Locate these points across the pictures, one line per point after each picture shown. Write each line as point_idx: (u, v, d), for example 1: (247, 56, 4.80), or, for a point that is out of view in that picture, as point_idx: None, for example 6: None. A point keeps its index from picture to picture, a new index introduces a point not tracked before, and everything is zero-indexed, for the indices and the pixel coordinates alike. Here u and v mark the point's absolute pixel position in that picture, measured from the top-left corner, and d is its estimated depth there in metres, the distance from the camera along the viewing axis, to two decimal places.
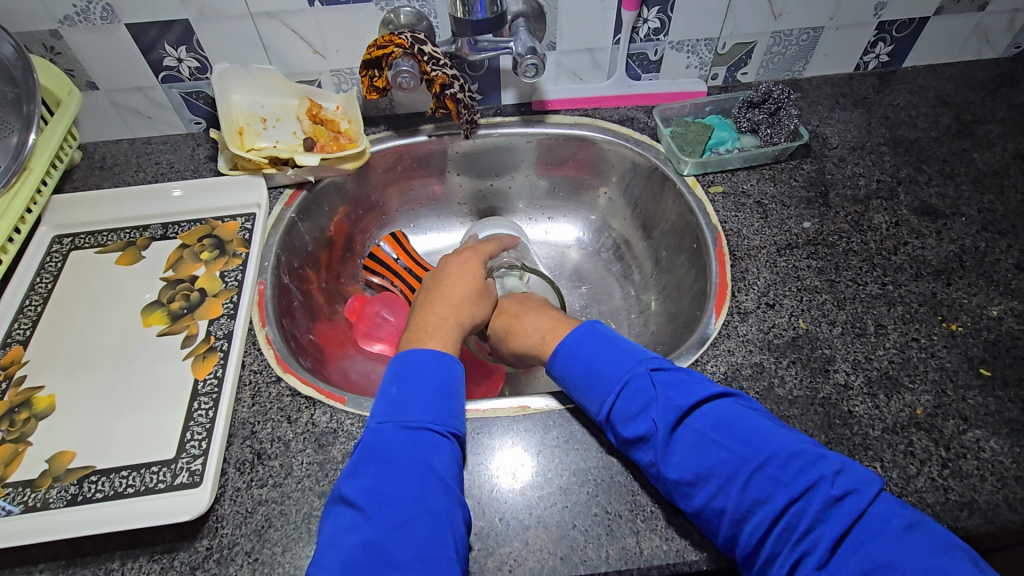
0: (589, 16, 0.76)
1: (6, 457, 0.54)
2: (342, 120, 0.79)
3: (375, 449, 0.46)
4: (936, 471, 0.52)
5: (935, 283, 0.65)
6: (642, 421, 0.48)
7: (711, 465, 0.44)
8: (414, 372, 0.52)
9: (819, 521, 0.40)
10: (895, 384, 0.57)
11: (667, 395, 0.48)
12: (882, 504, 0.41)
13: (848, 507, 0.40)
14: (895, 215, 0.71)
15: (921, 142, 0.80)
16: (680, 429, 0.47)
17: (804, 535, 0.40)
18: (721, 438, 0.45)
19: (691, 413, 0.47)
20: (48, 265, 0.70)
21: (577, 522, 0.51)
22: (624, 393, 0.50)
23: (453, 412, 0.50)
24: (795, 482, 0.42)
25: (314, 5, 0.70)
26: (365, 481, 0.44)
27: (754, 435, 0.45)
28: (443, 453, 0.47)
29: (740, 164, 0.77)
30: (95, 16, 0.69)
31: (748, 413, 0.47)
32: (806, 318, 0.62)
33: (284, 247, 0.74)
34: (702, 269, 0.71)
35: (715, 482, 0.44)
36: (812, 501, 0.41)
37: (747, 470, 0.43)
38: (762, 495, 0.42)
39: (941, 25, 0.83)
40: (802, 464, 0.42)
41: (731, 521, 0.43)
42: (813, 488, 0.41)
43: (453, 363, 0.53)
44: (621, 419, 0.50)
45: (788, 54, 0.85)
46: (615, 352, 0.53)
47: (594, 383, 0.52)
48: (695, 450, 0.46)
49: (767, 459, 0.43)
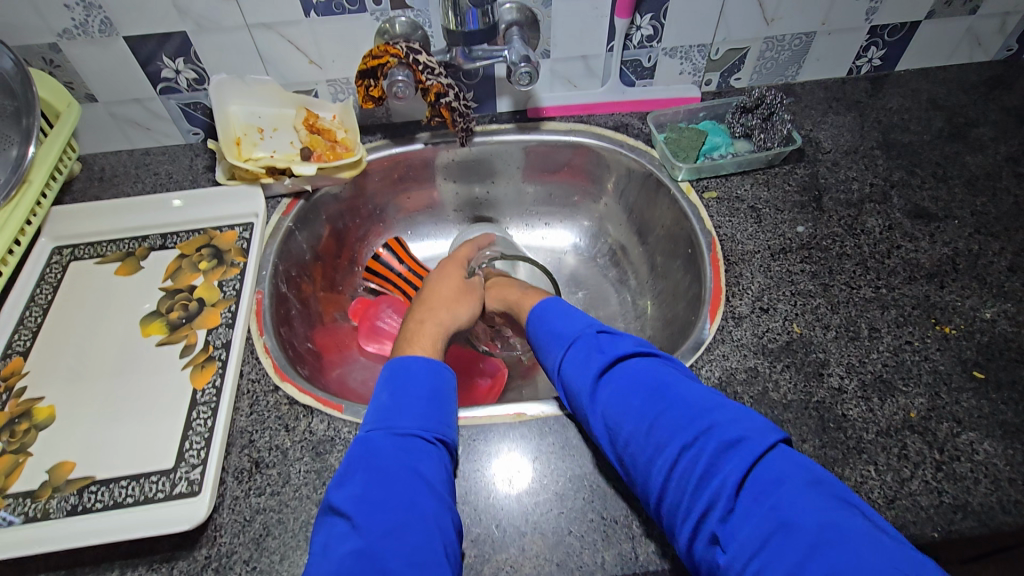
0: (582, 23, 0.76)
1: (6, 468, 0.55)
2: (338, 129, 0.80)
3: (365, 457, 0.46)
4: (930, 474, 0.52)
5: (928, 286, 0.65)
6: (579, 374, 0.53)
7: (627, 410, 0.49)
8: (404, 379, 0.53)
9: (712, 463, 0.42)
10: (889, 387, 0.57)
11: (605, 351, 0.54)
12: (778, 456, 0.41)
13: (739, 454, 0.42)
14: (888, 218, 0.72)
15: (914, 145, 0.80)
16: (608, 381, 0.52)
17: (698, 479, 0.42)
18: (639, 388, 0.49)
19: (616, 368, 0.52)
20: (48, 276, 0.71)
21: (572, 528, 0.51)
22: (570, 351, 0.56)
23: (443, 420, 0.51)
24: (695, 427, 0.45)
25: (310, 16, 0.71)
26: (354, 490, 0.44)
27: (670, 388, 0.48)
28: (432, 460, 0.47)
29: (734, 169, 0.77)
30: (94, 29, 0.69)
31: (670, 371, 0.50)
32: (800, 322, 0.63)
33: (281, 256, 0.74)
34: (697, 274, 0.71)
35: (629, 426, 0.48)
36: (705, 445, 0.43)
37: (656, 416, 0.47)
38: (664, 441, 0.45)
39: (933, 29, 0.83)
40: (699, 412, 0.46)
41: (643, 466, 0.46)
42: (709, 433, 0.44)
43: (441, 367, 0.55)
44: (564, 374, 0.55)
45: (781, 59, 0.85)
46: (568, 319, 0.59)
47: (549, 348, 0.58)
48: (617, 398, 0.50)
49: (674, 408, 0.47)
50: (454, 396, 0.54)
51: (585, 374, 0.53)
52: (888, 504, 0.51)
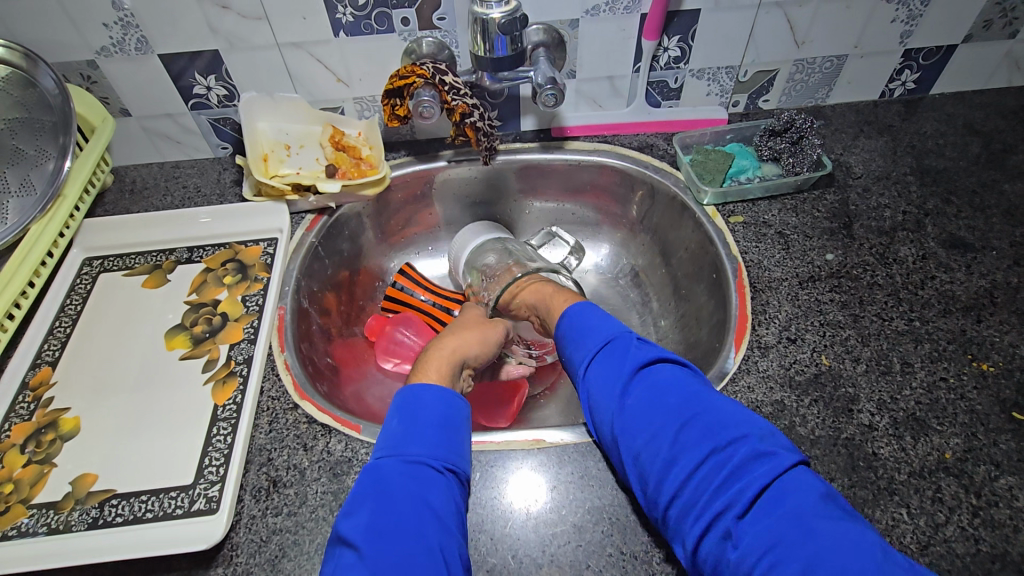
0: (609, 44, 0.76)
1: (31, 478, 0.56)
2: (364, 145, 0.80)
3: (375, 487, 0.46)
4: (966, 520, 0.50)
5: (964, 320, 0.63)
6: (611, 370, 0.52)
7: (656, 409, 0.48)
8: (415, 406, 0.52)
9: (739, 468, 0.42)
10: (923, 426, 0.55)
11: (640, 350, 0.53)
12: (806, 474, 0.41)
13: (769, 463, 0.42)
14: (922, 248, 0.70)
15: (949, 172, 0.78)
16: (638, 379, 0.51)
17: (722, 482, 0.42)
18: (671, 392, 0.49)
19: (647, 370, 0.51)
20: (78, 287, 0.72)
21: (590, 562, 0.50)
22: (604, 348, 0.55)
23: (454, 449, 0.50)
24: (726, 434, 0.44)
25: (339, 36, 0.72)
26: (362, 520, 0.44)
27: (701, 394, 0.48)
28: (442, 491, 0.47)
29: (761, 194, 0.76)
30: (130, 47, 0.71)
31: (702, 382, 0.50)
32: (829, 354, 0.61)
33: (304, 271, 0.75)
34: (721, 300, 0.70)
35: (656, 422, 0.47)
36: (735, 451, 0.43)
37: (687, 417, 0.46)
38: (692, 442, 0.45)
39: (970, 53, 0.81)
40: (733, 421, 0.45)
41: (662, 463, 0.45)
42: (740, 441, 0.43)
43: (454, 397, 0.54)
44: (591, 372, 0.54)
45: (811, 81, 0.84)
46: (605, 321, 0.58)
47: (580, 343, 0.57)
48: (648, 396, 0.49)
49: (709, 412, 0.46)
50: (467, 426, 0.54)
51: (617, 371, 0.52)
52: (921, 550, 0.49)
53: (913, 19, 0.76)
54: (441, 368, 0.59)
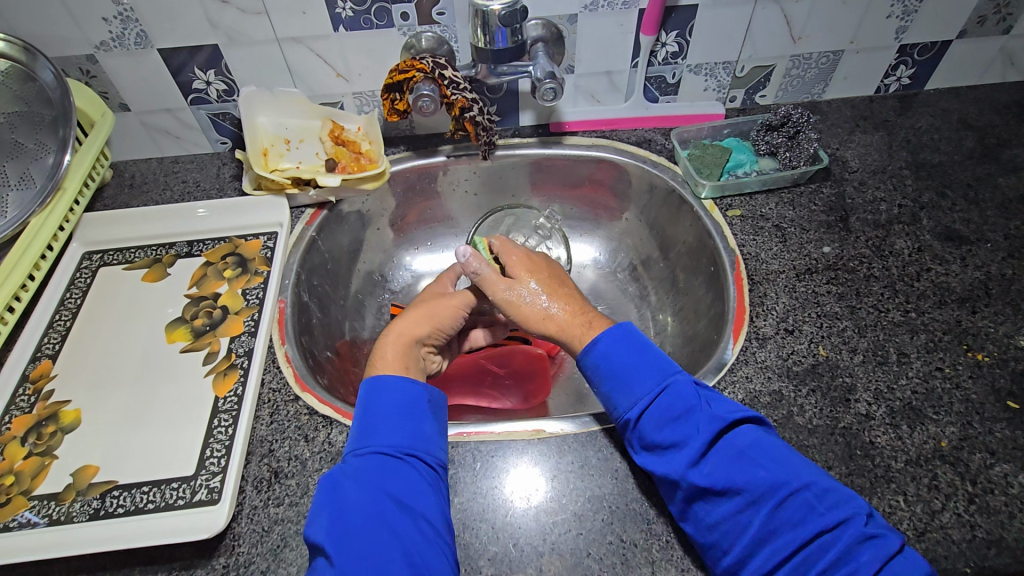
0: (607, 39, 0.77)
1: (32, 470, 0.56)
2: (363, 141, 0.81)
3: (334, 485, 0.47)
4: (962, 507, 0.51)
5: (959, 311, 0.63)
6: (679, 430, 0.49)
7: (745, 481, 0.45)
8: (371, 401, 0.52)
9: (847, 551, 0.41)
10: (919, 415, 0.56)
11: (710, 406, 0.49)
12: (909, 552, 0.41)
13: (876, 545, 0.41)
14: (918, 241, 0.70)
15: (945, 166, 0.79)
16: (715, 444, 0.48)
17: (828, 566, 0.41)
18: (758, 459, 0.46)
19: (727, 432, 0.48)
20: (78, 281, 0.72)
21: (591, 550, 0.50)
22: (661, 399, 0.51)
23: (415, 434, 0.51)
24: (827, 512, 0.43)
25: (338, 30, 0.72)
26: (323, 520, 0.45)
27: (786, 461, 0.46)
28: (402, 477, 0.48)
29: (758, 188, 0.77)
30: (130, 41, 0.71)
31: (777, 441, 0.48)
32: (826, 345, 0.61)
33: (304, 265, 0.75)
34: (719, 293, 0.70)
35: (743, 496, 0.45)
36: (841, 532, 0.42)
37: (779, 492, 0.44)
38: (793, 518, 0.43)
39: (964, 49, 0.82)
40: (834, 497, 0.44)
41: (750, 540, 0.44)
42: (843, 522, 0.42)
43: (411, 382, 0.54)
44: (651, 426, 0.50)
45: (807, 76, 0.84)
46: (648, 360, 0.54)
47: (631, 385, 0.52)
48: (729, 465, 0.46)
49: (806, 483, 0.44)
50: (432, 409, 0.54)
51: (688, 433, 0.48)
52: (917, 536, 0.49)
53: (909, 15, 0.77)
54: (396, 353, 0.59)
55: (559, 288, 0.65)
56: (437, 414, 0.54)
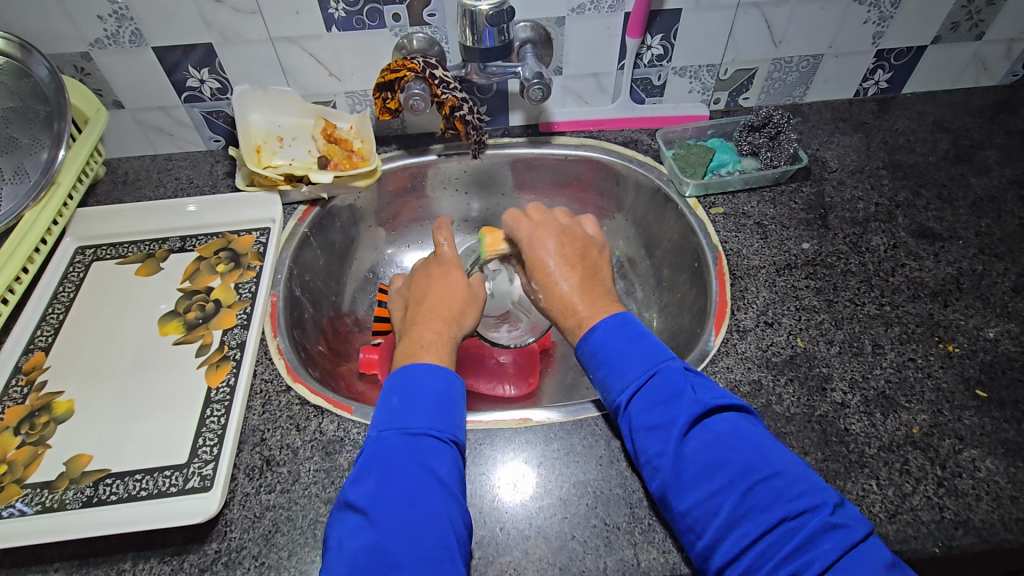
0: (594, 42, 0.79)
1: (25, 459, 0.57)
2: (355, 139, 0.82)
3: (380, 456, 0.48)
4: (931, 490, 0.53)
5: (932, 304, 0.66)
6: (661, 412, 0.51)
7: (719, 466, 0.47)
8: (415, 383, 0.52)
9: (810, 539, 0.42)
10: (892, 403, 0.58)
11: (695, 392, 0.51)
12: (874, 542, 0.42)
13: (840, 535, 0.42)
14: (893, 237, 0.73)
15: (920, 166, 0.81)
16: (696, 426, 0.50)
17: (790, 552, 0.42)
18: (732, 445, 0.48)
19: (703, 421, 0.50)
20: (70, 275, 0.73)
21: (575, 533, 0.52)
22: (650, 383, 0.53)
23: (456, 421, 0.52)
24: (795, 501, 0.44)
25: (331, 30, 0.74)
26: (369, 487, 0.46)
27: (764, 450, 0.47)
28: (444, 459, 0.49)
29: (740, 186, 0.79)
30: (124, 39, 0.72)
31: (759, 430, 0.50)
32: (804, 336, 0.64)
33: (296, 260, 0.76)
34: (703, 287, 0.72)
35: (720, 478, 0.46)
36: (807, 520, 0.43)
37: (750, 478, 0.46)
38: (760, 503, 0.45)
39: (939, 54, 0.85)
40: (805, 486, 0.45)
41: (721, 523, 0.45)
42: (809, 511, 0.43)
43: (452, 375, 0.54)
44: (637, 410, 0.52)
45: (788, 80, 0.87)
46: (639, 347, 0.56)
47: (623, 367, 0.54)
48: (709, 451, 0.48)
49: (778, 471, 0.46)
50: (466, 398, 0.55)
51: (670, 416, 0.50)
52: (889, 518, 0.51)
53: (885, 20, 0.80)
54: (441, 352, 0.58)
55: (594, 285, 0.62)
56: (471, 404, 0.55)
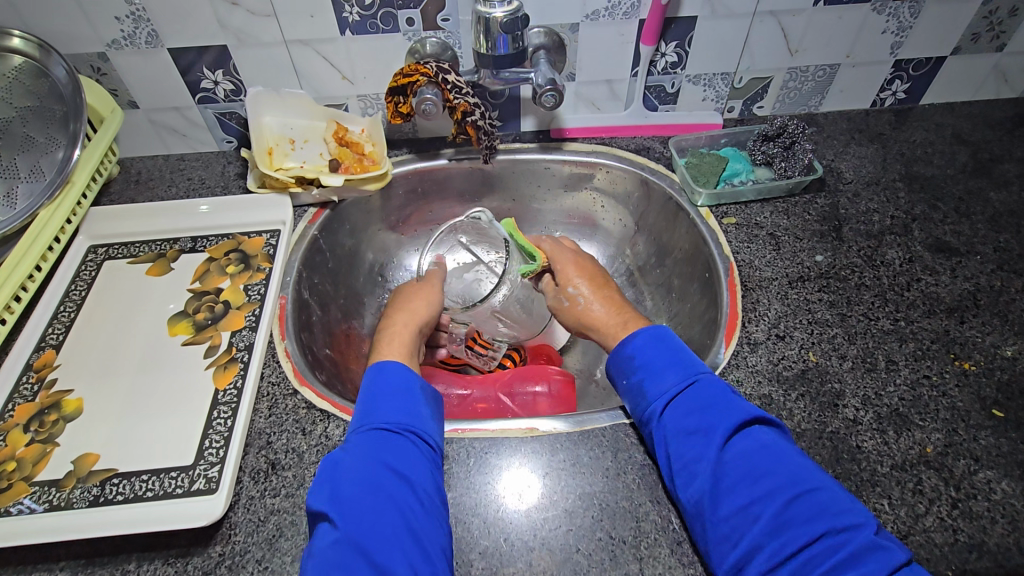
0: (607, 48, 0.78)
1: (34, 456, 0.57)
2: (366, 143, 0.82)
3: (342, 459, 0.50)
4: (945, 511, 0.51)
5: (947, 320, 0.65)
6: (700, 420, 0.51)
7: (760, 476, 0.47)
8: (378, 386, 0.55)
9: (853, 556, 0.41)
10: (905, 421, 0.57)
11: (735, 403, 0.52)
12: (916, 568, 0.41)
13: (883, 556, 0.41)
14: (909, 251, 0.72)
15: (937, 179, 0.80)
16: (736, 437, 0.50)
17: (831, 567, 0.41)
18: (773, 457, 0.48)
19: (742, 432, 0.50)
20: (83, 273, 0.74)
21: (580, 546, 0.51)
22: (689, 391, 0.53)
23: (417, 416, 0.53)
24: (838, 516, 0.44)
25: (345, 34, 0.74)
26: (324, 493, 0.48)
27: (801, 466, 0.47)
28: (405, 457, 0.50)
29: (754, 197, 0.78)
30: (140, 40, 0.73)
31: (794, 447, 0.50)
32: (816, 351, 0.63)
33: (305, 263, 0.76)
34: (713, 299, 0.72)
35: (761, 489, 0.46)
36: (851, 537, 0.42)
37: (791, 491, 0.45)
38: (801, 516, 0.44)
39: (958, 65, 0.84)
40: (844, 505, 0.45)
41: (760, 532, 0.44)
42: (853, 527, 0.43)
43: (406, 367, 0.57)
44: (675, 415, 0.52)
45: (804, 89, 0.86)
46: (680, 357, 0.56)
47: (663, 374, 0.55)
48: (748, 461, 0.48)
49: (816, 488, 0.46)
50: (428, 392, 0.56)
51: (711, 423, 0.50)
52: (901, 539, 0.50)
53: (904, 31, 0.79)
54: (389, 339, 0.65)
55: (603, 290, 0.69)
56: (433, 399, 0.56)
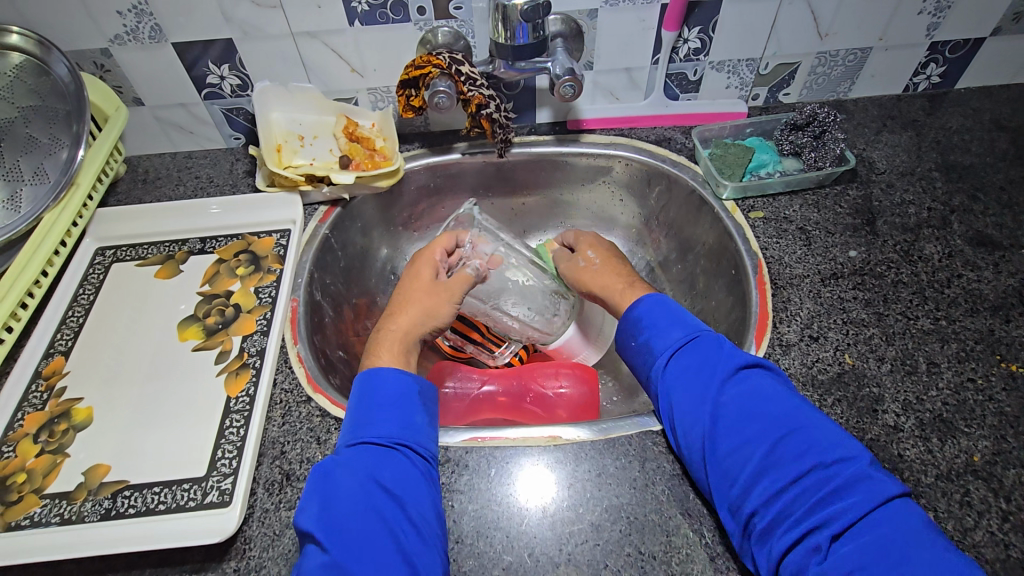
0: (628, 35, 0.75)
1: (44, 468, 0.56)
2: (377, 137, 0.79)
3: (327, 474, 0.48)
4: (996, 525, 0.49)
5: (992, 319, 0.61)
6: (698, 376, 0.53)
7: (755, 425, 0.49)
8: (365, 399, 0.53)
9: (844, 489, 0.44)
10: (950, 427, 0.54)
11: (729, 359, 0.53)
12: (908, 501, 0.44)
13: (874, 489, 0.44)
14: (948, 246, 0.68)
15: (976, 168, 0.76)
16: (734, 387, 0.52)
17: (824, 499, 0.44)
18: (767, 404, 0.50)
19: (739, 382, 0.52)
20: (90, 277, 0.72)
21: (608, 562, 0.49)
22: (689, 350, 0.55)
23: (406, 427, 0.51)
24: (832, 453, 0.46)
25: (354, 25, 0.71)
26: (313, 510, 0.46)
27: (794, 409, 0.49)
28: (394, 467, 0.49)
29: (782, 189, 0.75)
30: (144, 35, 0.70)
31: (791, 393, 0.51)
32: (853, 352, 0.60)
33: (316, 263, 0.74)
34: (741, 297, 0.68)
35: (754, 437, 0.48)
36: (841, 471, 0.45)
37: (786, 435, 0.47)
38: (797, 458, 0.46)
39: (998, 46, 0.79)
40: (841, 446, 0.47)
41: (756, 476, 0.47)
42: (845, 463, 0.45)
43: (403, 373, 0.55)
44: (676, 374, 0.54)
45: (833, 74, 0.82)
46: (681, 318, 0.58)
47: (660, 337, 0.57)
48: (744, 408, 0.50)
49: (812, 430, 0.48)
50: (422, 402, 0.55)
51: (706, 380, 0.52)
52: None
53: (941, 11, 0.74)
54: (393, 347, 0.61)
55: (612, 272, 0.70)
56: (426, 408, 0.54)
